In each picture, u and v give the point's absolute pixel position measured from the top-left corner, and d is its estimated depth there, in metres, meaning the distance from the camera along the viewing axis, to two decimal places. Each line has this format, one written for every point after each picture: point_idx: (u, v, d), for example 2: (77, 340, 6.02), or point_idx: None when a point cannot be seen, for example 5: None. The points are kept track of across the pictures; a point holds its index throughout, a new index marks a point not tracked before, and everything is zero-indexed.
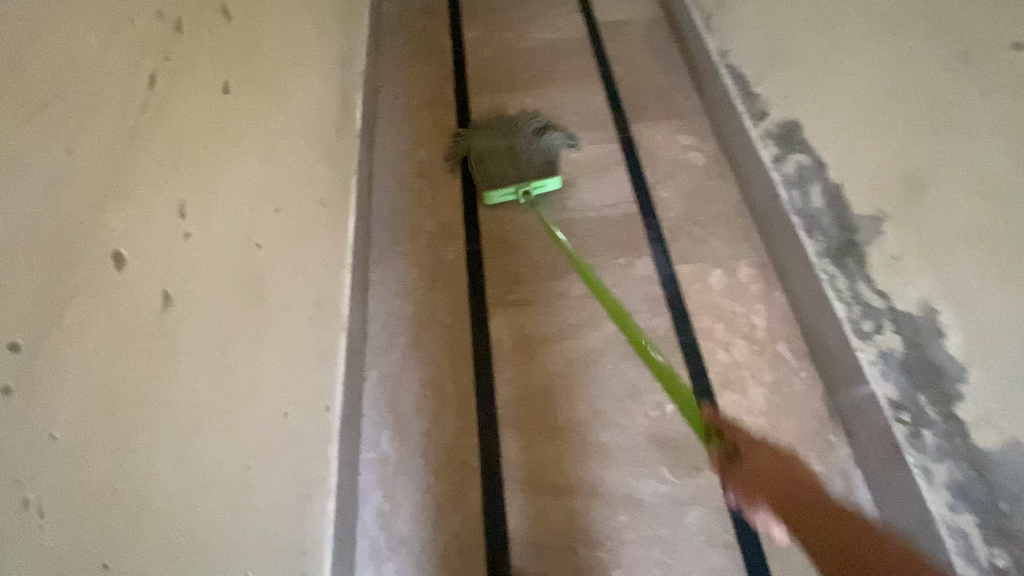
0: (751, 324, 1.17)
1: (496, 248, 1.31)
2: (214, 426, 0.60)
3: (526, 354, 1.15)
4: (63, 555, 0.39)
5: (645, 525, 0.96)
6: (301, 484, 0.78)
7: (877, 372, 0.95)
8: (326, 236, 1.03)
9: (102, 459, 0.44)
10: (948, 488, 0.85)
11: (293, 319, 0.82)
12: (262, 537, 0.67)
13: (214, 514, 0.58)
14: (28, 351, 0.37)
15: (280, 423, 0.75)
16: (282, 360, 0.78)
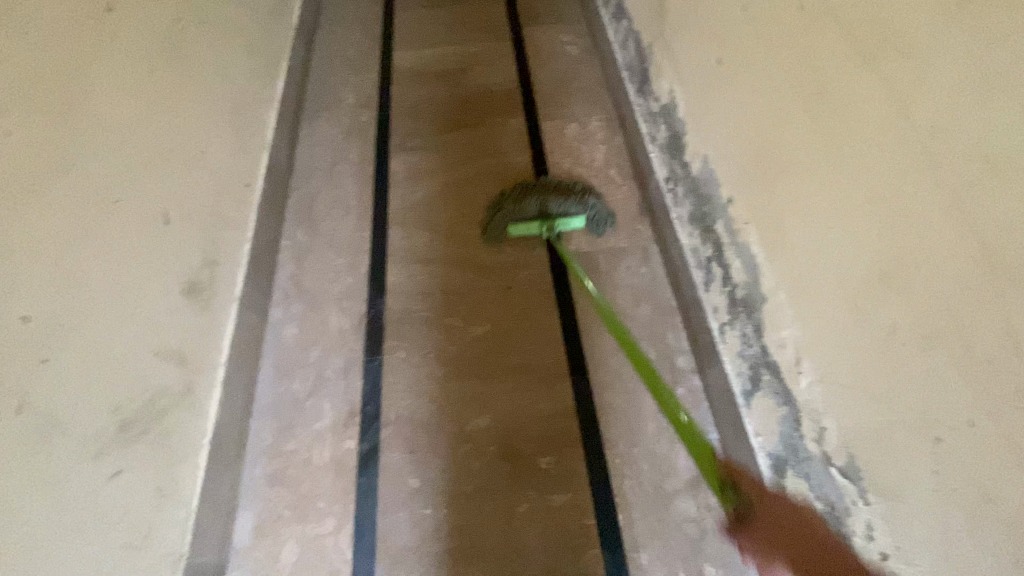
0: (592, 156, 1.46)
1: (407, 113, 1.59)
2: (196, 201, 1.03)
3: (416, 178, 1.45)
4: (142, 229, 0.87)
5: (494, 290, 1.25)
6: (220, 237, 1.10)
7: (687, 224, 1.13)
8: (250, 88, 1.34)
9: (158, 172, 0.92)
10: (736, 327, 0.95)
11: (224, 142, 1.17)
12: (203, 264, 1.02)
13: (187, 242, 0.99)
14: (160, 139, 0.94)
15: (210, 194, 1.08)
16: (220, 158, 1.15)
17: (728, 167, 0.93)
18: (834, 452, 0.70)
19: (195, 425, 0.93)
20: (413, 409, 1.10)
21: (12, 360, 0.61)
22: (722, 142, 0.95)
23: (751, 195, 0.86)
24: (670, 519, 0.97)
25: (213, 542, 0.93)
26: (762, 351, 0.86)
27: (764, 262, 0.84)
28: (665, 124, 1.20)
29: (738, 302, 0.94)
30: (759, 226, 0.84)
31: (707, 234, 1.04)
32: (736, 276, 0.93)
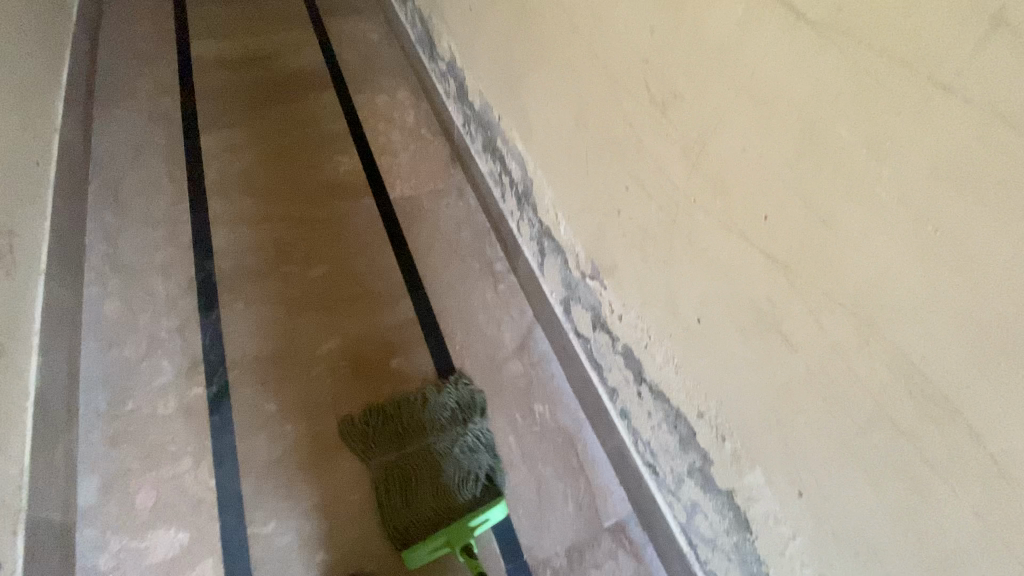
0: (403, 120, 1.65)
1: (214, 97, 1.62)
2: None
3: (233, 153, 1.49)
4: None
5: (328, 236, 1.36)
6: (16, 211, 1.06)
7: (481, 153, 1.38)
8: (29, 70, 1.28)
9: None
10: (523, 217, 1.20)
11: (9, 120, 1.13)
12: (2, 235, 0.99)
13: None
14: None
15: (1, 168, 1.05)
16: (8, 135, 1.11)
17: (494, 89, 1.18)
18: (584, 266, 0.96)
19: (8, 388, 0.89)
20: (261, 347, 1.16)
21: None
22: (485, 73, 1.20)
23: (507, 107, 1.12)
24: (505, 380, 1.18)
25: (52, 504, 0.89)
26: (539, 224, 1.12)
27: (524, 153, 1.09)
28: (451, 77, 1.44)
29: (521, 195, 1.19)
30: (516, 128, 1.10)
31: (493, 153, 1.29)
32: (515, 175, 1.18)
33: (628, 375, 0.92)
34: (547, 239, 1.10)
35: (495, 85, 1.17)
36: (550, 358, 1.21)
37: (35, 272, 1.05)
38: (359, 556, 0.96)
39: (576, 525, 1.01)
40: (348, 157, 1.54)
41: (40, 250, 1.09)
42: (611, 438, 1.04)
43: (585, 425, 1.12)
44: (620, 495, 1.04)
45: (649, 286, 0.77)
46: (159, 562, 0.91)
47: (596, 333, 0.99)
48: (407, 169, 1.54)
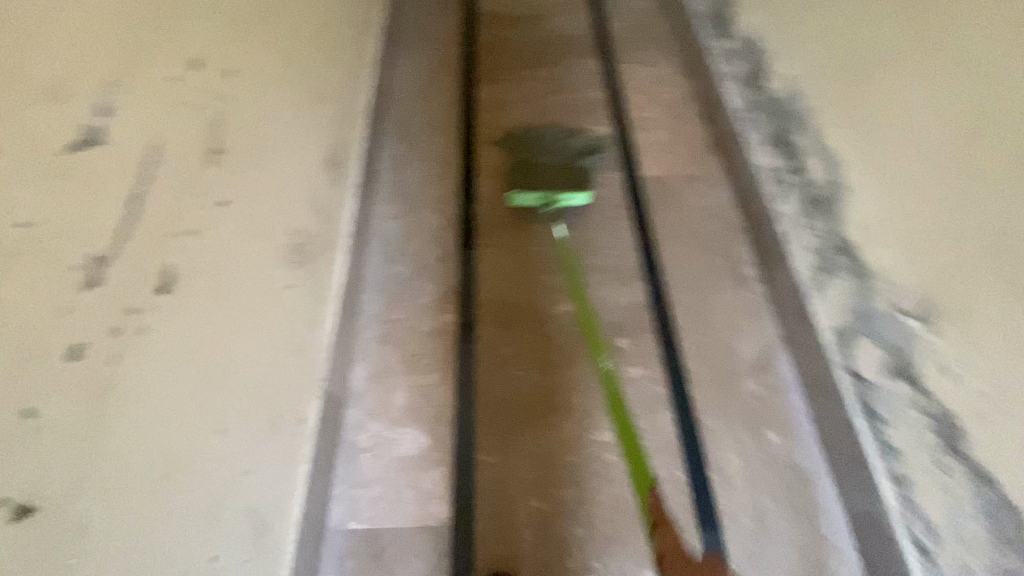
0: (664, 96, 1.57)
1: (489, 50, 1.72)
2: (338, 94, 1.20)
3: (502, 107, 1.58)
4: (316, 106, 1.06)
5: (575, 202, 1.38)
6: (348, 130, 1.25)
7: (759, 145, 1.24)
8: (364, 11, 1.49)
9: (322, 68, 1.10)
10: (807, 226, 1.06)
11: (351, 52, 1.33)
12: (342, 149, 1.19)
13: (334, 127, 1.16)
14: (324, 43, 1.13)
15: (345, 92, 1.25)
16: (350, 64, 1.31)
17: (814, 78, 1.05)
18: (907, 303, 0.81)
19: (328, 275, 1.05)
20: (504, 294, 1.23)
21: (262, 165, 0.80)
22: (810, 56, 1.06)
23: (837, 101, 0.98)
24: (738, 395, 1.07)
25: (338, 380, 1.06)
26: (838, 238, 0.97)
27: (851, 152, 0.94)
28: (742, 58, 1.32)
29: (813, 201, 1.04)
30: (847, 125, 0.95)
31: (782, 148, 1.15)
32: (814, 178, 1.04)
33: (934, 440, 0.77)
34: (849, 257, 0.94)
35: (821, 72, 1.03)
36: (792, 388, 1.07)
37: (352, 184, 1.23)
38: (563, 519, 0.98)
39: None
40: (604, 127, 1.53)
41: (356, 167, 1.27)
42: (866, 498, 0.90)
43: (824, 474, 0.98)
44: (852, 561, 0.92)
45: None
46: (403, 456, 1.04)
47: (891, 380, 0.84)
48: (661, 148, 1.48)
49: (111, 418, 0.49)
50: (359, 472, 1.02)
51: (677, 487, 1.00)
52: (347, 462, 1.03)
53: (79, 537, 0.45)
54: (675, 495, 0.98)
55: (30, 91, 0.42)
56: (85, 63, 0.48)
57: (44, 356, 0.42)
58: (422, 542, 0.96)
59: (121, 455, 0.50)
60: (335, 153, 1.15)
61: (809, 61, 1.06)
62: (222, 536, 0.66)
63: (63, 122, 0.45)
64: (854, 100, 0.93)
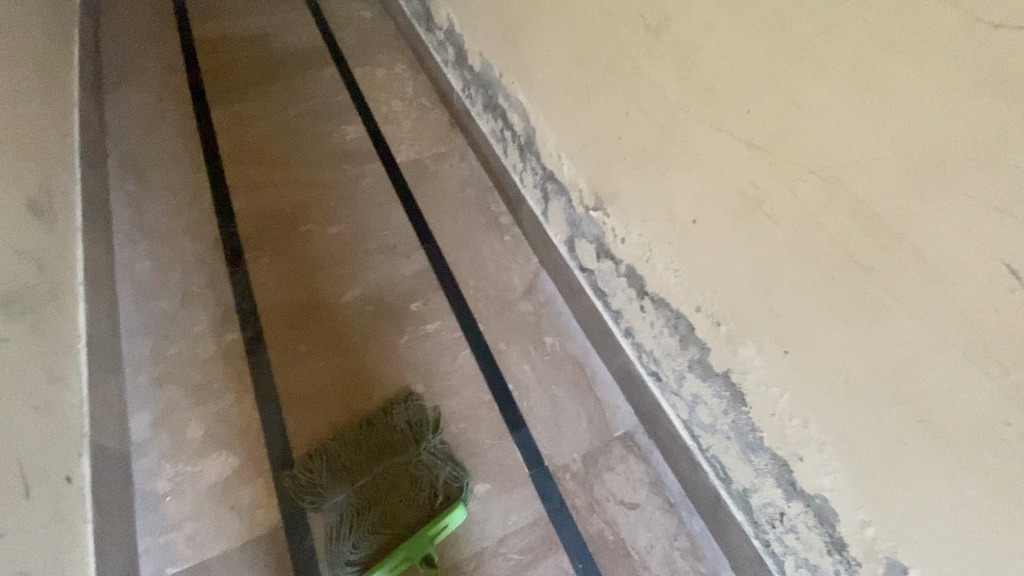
0: (403, 91, 1.73)
1: (219, 74, 1.68)
2: (28, 136, 1.09)
3: (245, 125, 1.56)
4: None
5: (341, 197, 1.44)
6: (55, 173, 1.13)
7: (482, 113, 1.46)
8: (46, 49, 1.35)
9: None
10: (525, 167, 1.30)
11: (36, 91, 1.21)
12: (50, 192, 1.08)
13: (31, 170, 1.05)
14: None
15: (38, 133, 1.13)
16: (38, 105, 1.19)
17: (492, 49, 1.28)
18: (589, 200, 1.06)
19: (64, 325, 0.95)
20: (289, 297, 1.24)
21: None
22: (486, 33, 1.29)
23: (509, 64, 1.21)
24: (517, 316, 1.28)
25: (113, 432, 0.97)
26: (543, 170, 1.21)
27: (526, 102, 1.18)
28: (449, 45, 1.53)
29: (523, 146, 1.28)
30: (518, 81, 1.18)
31: (493, 111, 1.38)
32: (517, 129, 1.28)
33: (631, 293, 1.02)
34: (553, 182, 1.18)
35: (495, 44, 1.26)
36: (557, 297, 1.31)
37: (76, 229, 1.12)
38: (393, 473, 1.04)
39: (590, 437, 1.11)
40: (354, 126, 1.62)
41: (78, 211, 1.16)
42: (617, 358, 1.14)
43: (592, 352, 1.22)
44: (625, 410, 1.14)
45: (652, 208, 0.86)
46: (214, 482, 0.99)
47: (601, 262, 1.09)
48: (411, 135, 1.62)
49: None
50: (164, 516, 0.95)
51: (485, 407, 1.13)
52: (148, 512, 0.95)
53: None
54: (485, 414, 1.13)
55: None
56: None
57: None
58: (256, 553, 0.94)
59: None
60: (40, 197, 1.04)
61: (486, 36, 1.29)
62: None
63: None
64: (516, 60, 1.17)
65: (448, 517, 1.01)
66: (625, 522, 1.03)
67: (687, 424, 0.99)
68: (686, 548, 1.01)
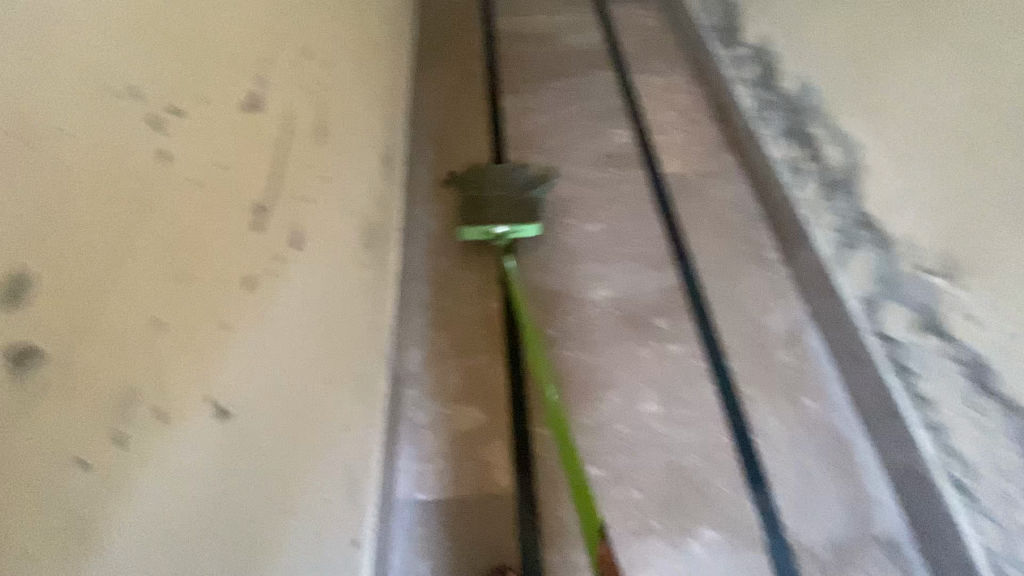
0: (679, 102, 1.68)
1: (512, 65, 1.84)
2: (389, 99, 1.31)
3: (528, 115, 1.68)
4: (376, 108, 1.15)
5: (604, 197, 1.47)
6: (396, 132, 1.34)
7: (775, 139, 1.36)
8: (399, 29, 1.61)
9: (377, 74, 1.21)
10: (825, 207, 1.17)
11: (393, 63, 1.44)
12: (392, 148, 1.27)
13: (387, 128, 1.25)
14: (377, 53, 1.24)
15: (393, 97, 1.34)
16: (394, 75, 1.42)
17: (826, 72, 1.17)
18: (927, 263, 0.91)
19: (387, 260, 1.12)
20: (546, 282, 1.30)
21: (346, 149, 0.88)
22: (822, 55, 1.19)
23: (850, 91, 1.09)
24: (771, 366, 1.15)
25: (397, 360, 1.12)
26: (856, 217, 1.08)
27: (863, 137, 1.05)
28: (755, 64, 1.46)
29: (831, 184, 1.15)
30: (860, 111, 1.06)
31: (797, 140, 1.27)
32: (830, 164, 1.16)
33: (960, 385, 0.86)
34: (867, 232, 1.05)
35: (831, 68, 1.15)
36: (822, 358, 1.15)
37: (401, 181, 1.32)
38: (620, 483, 1.02)
39: (845, 525, 0.97)
40: (625, 129, 1.63)
41: (403, 167, 1.36)
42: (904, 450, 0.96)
43: (859, 434, 1.05)
44: (891, 510, 0.98)
45: None
46: (463, 430, 1.09)
47: (921, 336, 0.93)
48: (681, 147, 1.58)
49: (266, 346, 0.59)
50: (419, 445, 1.07)
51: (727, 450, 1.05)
52: (407, 437, 1.08)
53: (243, 442, 0.55)
54: (724, 457, 1.04)
55: (208, 73, 0.53)
56: (239, 55, 0.58)
57: (223, 279, 0.53)
58: (485, 508, 1.00)
59: (269, 378, 0.60)
60: (389, 152, 1.24)
61: (823, 56, 1.18)
62: (326, 478, 0.71)
63: (231, 89, 0.56)
64: (868, 84, 1.04)
65: (670, 551, 0.94)
66: None
67: (995, 554, 0.84)
68: None
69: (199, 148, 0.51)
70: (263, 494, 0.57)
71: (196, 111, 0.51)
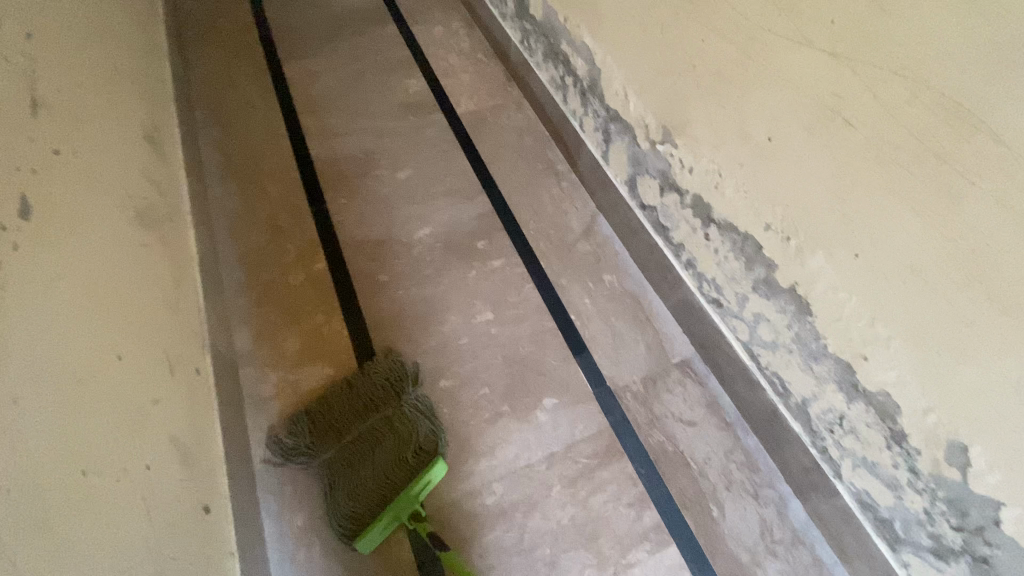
0: (460, 46, 1.78)
1: (288, 32, 1.77)
2: (140, 78, 1.20)
3: (314, 79, 1.65)
4: (120, 86, 1.06)
5: (408, 145, 1.52)
6: (161, 113, 1.24)
7: (540, 64, 1.52)
8: (139, 5, 1.45)
9: (113, 51, 1.10)
10: (586, 112, 1.36)
11: (138, 40, 1.31)
12: (159, 130, 1.18)
13: (145, 108, 1.15)
14: (107, 29, 1.12)
15: (146, 77, 1.23)
16: (142, 53, 1.29)
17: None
18: (655, 135, 1.12)
19: (182, 244, 1.06)
20: (366, 234, 1.34)
21: (81, 123, 0.81)
22: None
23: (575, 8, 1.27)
24: (576, 256, 1.33)
25: (224, 343, 1.09)
26: (606, 113, 1.27)
27: (593, 44, 1.23)
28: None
29: (585, 91, 1.34)
30: (586, 23, 1.24)
31: (555, 59, 1.44)
32: (580, 74, 1.33)
33: (695, 223, 1.08)
34: (617, 124, 1.25)
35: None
36: (614, 238, 1.36)
37: (181, 165, 1.23)
38: (469, 387, 1.13)
39: (648, 361, 1.18)
40: (415, 79, 1.68)
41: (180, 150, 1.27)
42: (676, 291, 1.21)
43: (649, 289, 1.28)
44: (681, 339, 1.22)
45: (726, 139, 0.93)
46: (312, 388, 1.10)
47: (665, 196, 1.14)
48: (470, 87, 1.68)
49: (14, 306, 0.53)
50: (270, 414, 1.07)
51: (552, 333, 1.21)
52: (257, 411, 1.07)
53: (14, 406, 0.50)
54: (550, 339, 1.20)
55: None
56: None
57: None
58: None
59: (37, 344, 0.55)
60: (155, 134, 1.15)
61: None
62: (150, 449, 0.68)
63: None
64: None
65: (520, 426, 1.09)
66: (683, 436, 1.11)
67: (748, 343, 1.06)
68: (741, 461, 1.09)
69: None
70: (54, 459, 0.53)
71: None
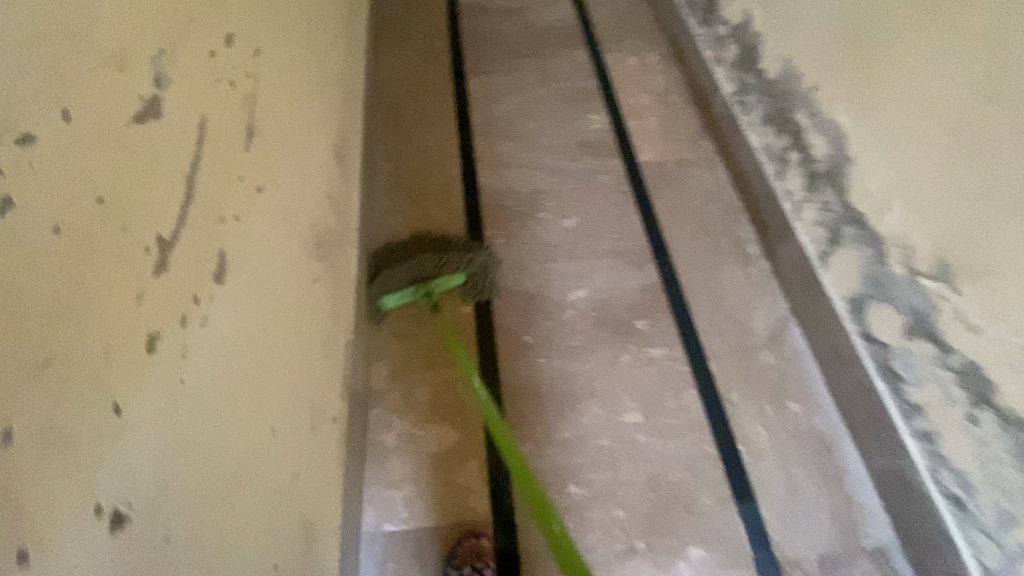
0: (655, 84, 1.59)
1: (478, 43, 1.70)
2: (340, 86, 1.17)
3: (495, 98, 1.56)
4: (323, 99, 1.02)
5: (579, 189, 1.38)
6: (351, 122, 1.20)
7: (756, 124, 1.29)
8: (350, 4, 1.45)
9: (322, 60, 1.07)
10: (811, 200, 1.11)
11: (343, 43, 1.29)
12: (346, 142, 1.15)
13: (339, 119, 1.12)
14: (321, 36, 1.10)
15: (345, 84, 1.21)
16: (344, 57, 1.27)
17: (816, 58, 1.09)
18: (924, 265, 0.86)
19: (345, 270, 1.01)
20: (519, 284, 1.22)
21: (285, 150, 0.76)
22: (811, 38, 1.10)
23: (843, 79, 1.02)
24: (756, 368, 1.11)
25: (359, 379, 1.03)
26: (846, 211, 1.02)
27: (857, 127, 0.98)
28: (735, 43, 1.37)
29: (818, 175, 1.09)
30: (854, 99, 0.99)
31: (781, 125, 1.19)
32: (816, 154, 1.09)
33: (958, 396, 0.82)
34: (859, 229, 0.99)
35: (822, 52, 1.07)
36: (807, 357, 1.12)
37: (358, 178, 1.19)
38: (603, 502, 0.97)
39: (830, 535, 0.94)
40: (599, 115, 1.53)
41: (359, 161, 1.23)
42: (890, 458, 0.94)
43: (846, 436, 1.03)
44: (880, 519, 0.96)
45: None
46: (434, 451, 1.01)
47: (912, 342, 0.89)
48: (658, 134, 1.49)
49: (190, 400, 0.46)
50: (388, 469, 0.99)
51: (712, 462, 1.01)
52: (376, 461, 1.00)
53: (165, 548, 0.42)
54: (709, 469, 0.99)
55: (89, 54, 0.38)
56: (129, 34, 0.42)
57: (117, 334, 0.38)
58: (461, 535, 0.93)
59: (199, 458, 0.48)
60: (342, 147, 1.11)
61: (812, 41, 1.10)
62: (278, 547, 0.61)
63: (128, 91, 0.41)
64: (864, 71, 0.97)
65: (655, 571, 0.91)
66: None
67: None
68: None
69: (80, 159, 0.36)
70: None
71: (69, 114, 0.35)
